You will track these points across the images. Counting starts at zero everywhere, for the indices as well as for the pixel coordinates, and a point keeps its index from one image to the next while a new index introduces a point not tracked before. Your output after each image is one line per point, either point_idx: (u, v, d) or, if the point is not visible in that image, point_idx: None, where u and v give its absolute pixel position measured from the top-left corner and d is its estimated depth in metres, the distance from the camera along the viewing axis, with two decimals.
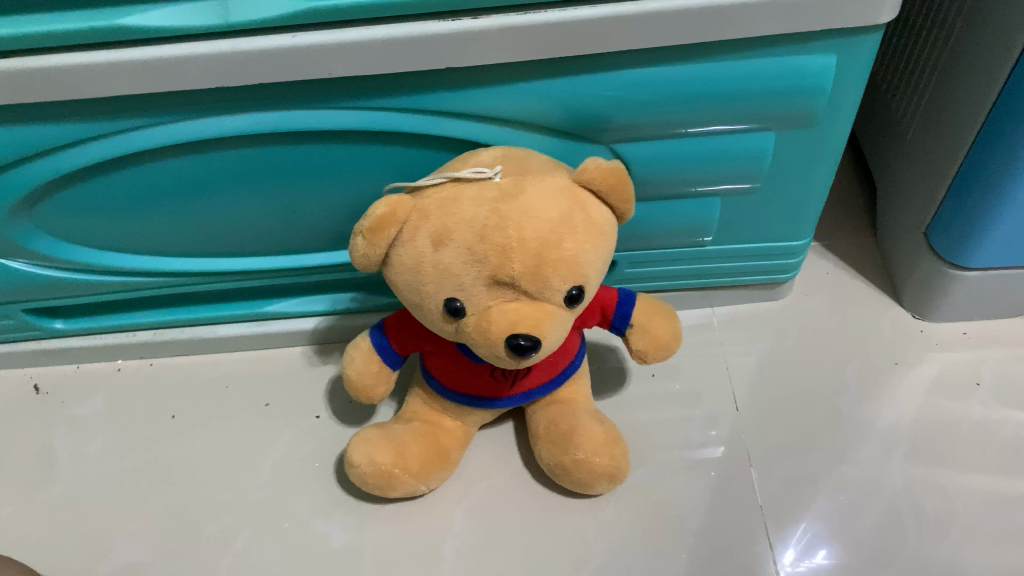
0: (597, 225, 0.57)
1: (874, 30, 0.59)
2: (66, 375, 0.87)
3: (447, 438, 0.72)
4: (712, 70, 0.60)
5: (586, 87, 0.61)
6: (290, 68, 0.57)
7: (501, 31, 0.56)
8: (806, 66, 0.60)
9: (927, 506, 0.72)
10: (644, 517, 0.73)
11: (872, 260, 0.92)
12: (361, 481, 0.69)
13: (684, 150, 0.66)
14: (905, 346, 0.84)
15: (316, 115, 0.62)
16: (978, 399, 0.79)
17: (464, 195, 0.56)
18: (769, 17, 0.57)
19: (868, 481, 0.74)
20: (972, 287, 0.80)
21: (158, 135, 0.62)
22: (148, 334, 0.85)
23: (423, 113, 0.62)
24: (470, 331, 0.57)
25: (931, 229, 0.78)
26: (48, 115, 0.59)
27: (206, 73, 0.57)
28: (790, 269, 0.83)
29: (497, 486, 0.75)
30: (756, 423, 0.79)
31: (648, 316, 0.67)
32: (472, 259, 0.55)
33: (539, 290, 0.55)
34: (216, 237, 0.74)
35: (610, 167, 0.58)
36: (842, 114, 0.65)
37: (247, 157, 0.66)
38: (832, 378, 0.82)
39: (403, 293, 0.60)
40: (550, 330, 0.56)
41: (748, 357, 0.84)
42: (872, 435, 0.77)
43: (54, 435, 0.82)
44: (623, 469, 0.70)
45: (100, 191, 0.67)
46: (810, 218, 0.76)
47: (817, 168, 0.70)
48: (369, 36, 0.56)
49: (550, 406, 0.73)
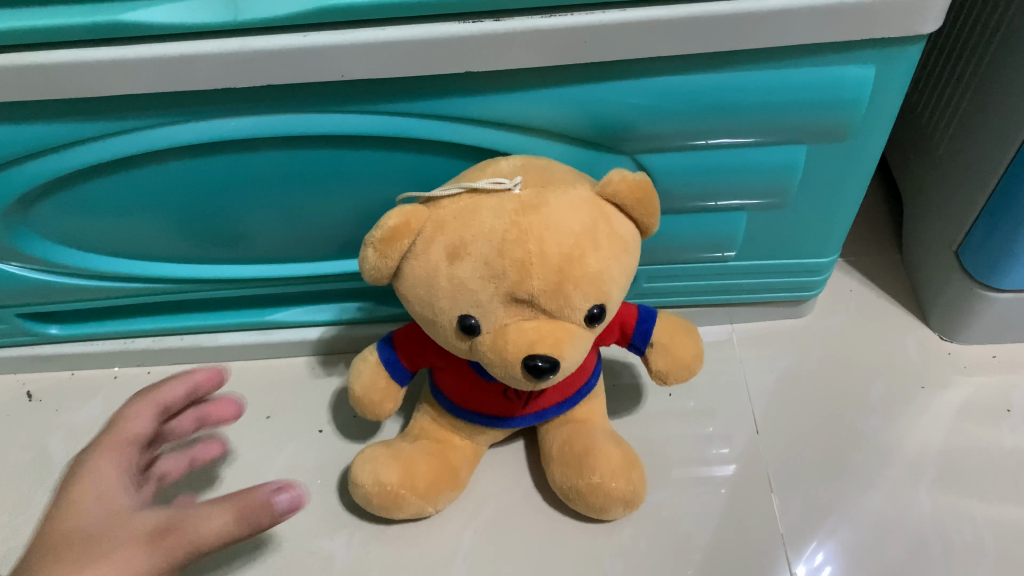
0: (621, 240, 0.55)
1: (917, 40, 0.56)
2: (61, 381, 0.84)
3: (457, 457, 0.69)
4: (745, 79, 0.57)
5: (611, 94, 0.58)
6: (301, 69, 0.54)
7: (523, 35, 0.53)
8: (844, 78, 0.57)
9: (957, 538, 0.69)
10: (659, 543, 0.70)
11: (897, 278, 0.89)
12: (365, 501, 0.66)
13: (708, 162, 0.63)
14: (932, 368, 0.81)
15: (326, 119, 0.59)
16: (1008, 426, 0.76)
17: (482, 206, 0.53)
18: (809, 25, 0.54)
19: (894, 510, 0.71)
20: (1005, 309, 0.77)
21: (160, 137, 0.59)
22: (146, 341, 0.82)
23: (439, 119, 0.59)
24: (484, 349, 0.54)
25: (964, 249, 0.75)
26: (46, 113, 0.56)
27: (214, 74, 0.54)
28: (815, 287, 0.80)
29: (507, 508, 0.72)
30: (777, 447, 0.76)
31: (670, 335, 0.64)
32: (489, 274, 0.52)
33: (560, 308, 0.52)
34: (220, 243, 0.71)
35: (636, 180, 0.55)
36: (878, 128, 0.62)
37: (250, 161, 0.62)
38: (857, 400, 0.79)
39: (415, 309, 0.57)
40: (569, 350, 0.53)
41: (768, 377, 0.81)
42: (897, 462, 0.74)
43: (46, 445, 0.79)
44: (640, 495, 0.67)
45: (96, 195, 0.64)
46: (839, 236, 0.73)
47: (848, 184, 0.67)
48: (384, 38, 0.53)
49: (564, 426, 0.70)
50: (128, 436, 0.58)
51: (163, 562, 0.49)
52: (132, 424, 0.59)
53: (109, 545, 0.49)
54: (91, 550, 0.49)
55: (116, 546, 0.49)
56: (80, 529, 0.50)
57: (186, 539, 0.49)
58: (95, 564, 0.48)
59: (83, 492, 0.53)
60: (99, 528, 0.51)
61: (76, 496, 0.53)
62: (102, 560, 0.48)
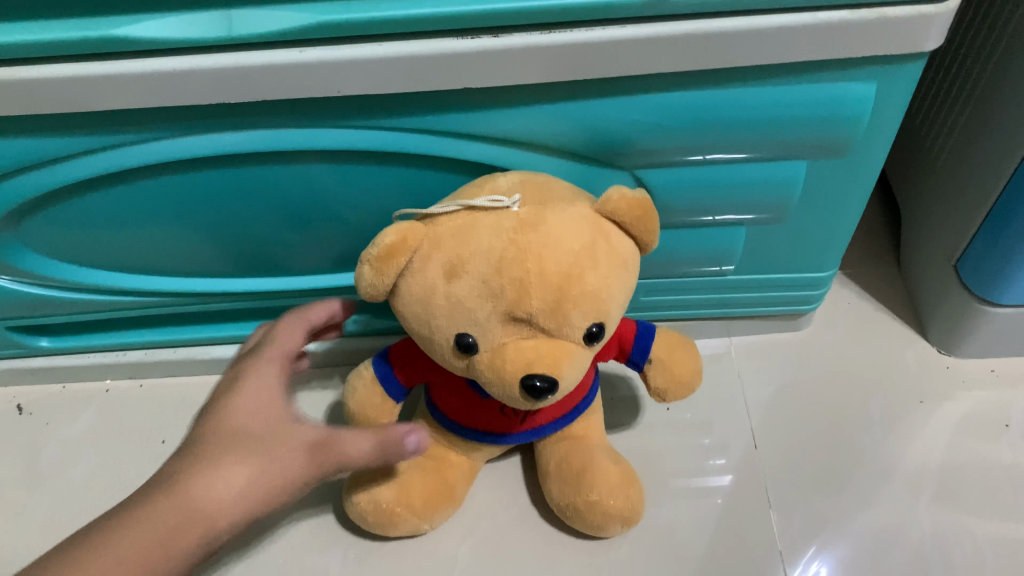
0: (620, 257, 0.54)
1: (918, 57, 0.55)
2: (52, 394, 0.83)
3: (453, 473, 0.69)
4: (745, 95, 0.57)
5: (610, 110, 0.57)
6: (297, 84, 0.53)
7: (522, 51, 0.52)
8: (845, 95, 0.57)
9: (957, 556, 0.69)
10: (656, 560, 0.69)
11: (896, 291, 0.89)
12: (360, 518, 0.66)
13: (708, 178, 0.63)
14: (931, 382, 0.80)
15: (322, 134, 0.58)
16: (1007, 442, 0.76)
17: (480, 224, 0.53)
18: (811, 42, 0.53)
19: (893, 527, 0.71)
20: (1003, 324, 0.76)
21: (153, 151, 0.58)
22: (138, 354, 0.81)
23: (436, 134, 0.59)
24: (482, 368, 0.53)
25: (963, 263, 0.75)
26: (37, 127, 0.56)
27: (209, 88, 0.53)
28: (813, 300, 0.79)
29: (504, 525, 0.72)
30: (776, 462, 0.76)
31: (669, 351, 0.63)
32: (487, 293, 0.51)
33: (558, 327, 0.52)
34: (213, 257, 0.70)
35: (635, 198, 0.54)
36: (879, 144, 0.62)
37: (244, 175, 0.62)
38: (856, 415, 0.78)
39: (411, 326, 0.56)
40: (568, 369, 0.53)
41: (767, 391, 0.81)
42: (897, 477, 0.74)
43: (36, 459, 0.78)
44: (638, 512, 0.66)
45: (88, 209, 0.63)
46: (838, 250, 0.72)
47: (848, 199, 0.67)
48: (381, 53, 0.52)
49: (561, 442, 0.69)
50: (284, 349, 0.56)
51: (318, 473, 0.51)
52: (286, 340, 0.57)
53: (272, 447, 0.50)
54: (262, 447, 0.49)
55: (278, 448, 0.50)
56: (245, 424, 0.50)
57: (339, 456, 0.52)
58: (263, 464, 0.49)
59: (249, 393, 0.52)
60: (265, 428, 0.51)
61: (238, 395, 0.52)
62: (267, 461, 0.49)
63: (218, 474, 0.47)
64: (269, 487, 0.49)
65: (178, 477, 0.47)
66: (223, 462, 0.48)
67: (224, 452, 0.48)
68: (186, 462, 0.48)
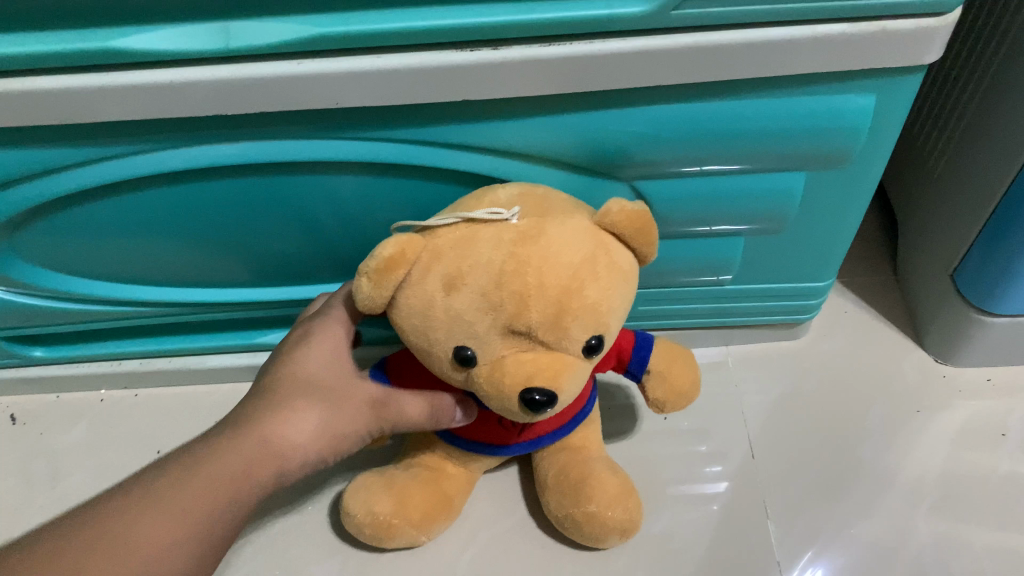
0: (620, 270, 0.54)
1: (917, 69, 0.55)
2: (46, 404, 0.83)
3: (451, 485, 0.68)
4: (745, 107, 0.56)
5: (609, 122, 0.57)
6: (295, 96, 0.53)
7: (522, 63, 0.52)
8: (845, 107, 0.57)
9: (955, 567, 0.69)
10: (655, 571, 0.69)
11: (893, 300, 0.89)
12: (358, 530, 0.65)
13: (707, 189, 0.63)
14: (929, 392, 0.80)
15: (321, 145, 0.58)
16: (1005, 452, 0.76)
17: (480, 236, 0.52)
18: (811, 55, 0.53)
19: (892, 537, 0.71)
20: (1001, 334, 0.76)
21: (149, 162, 0.58)
22: (133, 363, 0.81)
23: (434, 145, 0.59)
24: (481, 381, 0.53)
25: (960, 274, 0.75)
26: (32, 138, 0.55)
27: (207, 100, 0.53)
28: (811, 310, 0.79)
29: (502, 536, 0.71)
30: (774, 472, 0.76)
31: (667, 363, 0.63)
32: (487, 306, 0.51)
33: (558, 340, 0.51)
34: (210, 266, 0.69)
35: (634, 210, 0.54)
36: (877, 155, 0.62)
37: (241, 186, 0.61)
38: (854, 425, 0.78)
39: (409, 339, 0.55)
40: (567, 382, 0.53)
41: (765, 401, 0.81)
42: (895, 487, 0.74)
43: (30, 470, 0.78)
44: (636, 524, 0.66)
45: (84, 220, 0.63)
46: (837, 261, 0.72)
47: (846, 210, 0.67)
48: (380, 66, 0.52)
49: (559, 453, 0.69)
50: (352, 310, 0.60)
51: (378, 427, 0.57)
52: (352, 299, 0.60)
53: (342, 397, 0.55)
54: (331, 396, 0.55)
55: (347, 398, 0.55)
56: (317, 373, 0.55)
57: (398, 413, 0.57)
58: (331, 411, 0.54)
59: (321, 343, 0.56)
60: (333, 378, 0.56)
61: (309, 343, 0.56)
62: (337, 409, 0.54)
63: (294, 416, 0.53)
64: (335, 434, 0.54)
65: (256, 414, 0.53)
66: (297, 404, 0.53)
67: (298, 397, 0.53)
68: (267, 401, 0.53)
